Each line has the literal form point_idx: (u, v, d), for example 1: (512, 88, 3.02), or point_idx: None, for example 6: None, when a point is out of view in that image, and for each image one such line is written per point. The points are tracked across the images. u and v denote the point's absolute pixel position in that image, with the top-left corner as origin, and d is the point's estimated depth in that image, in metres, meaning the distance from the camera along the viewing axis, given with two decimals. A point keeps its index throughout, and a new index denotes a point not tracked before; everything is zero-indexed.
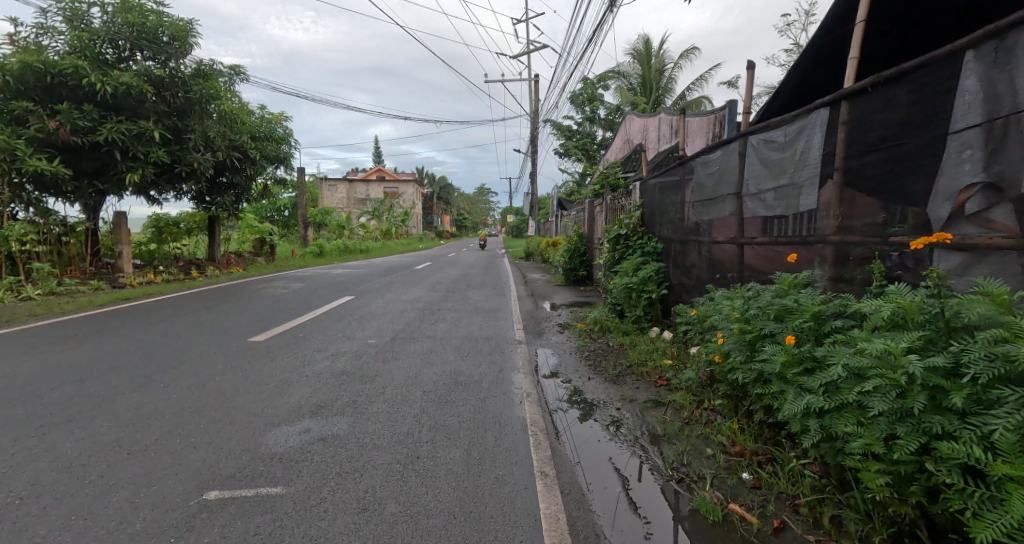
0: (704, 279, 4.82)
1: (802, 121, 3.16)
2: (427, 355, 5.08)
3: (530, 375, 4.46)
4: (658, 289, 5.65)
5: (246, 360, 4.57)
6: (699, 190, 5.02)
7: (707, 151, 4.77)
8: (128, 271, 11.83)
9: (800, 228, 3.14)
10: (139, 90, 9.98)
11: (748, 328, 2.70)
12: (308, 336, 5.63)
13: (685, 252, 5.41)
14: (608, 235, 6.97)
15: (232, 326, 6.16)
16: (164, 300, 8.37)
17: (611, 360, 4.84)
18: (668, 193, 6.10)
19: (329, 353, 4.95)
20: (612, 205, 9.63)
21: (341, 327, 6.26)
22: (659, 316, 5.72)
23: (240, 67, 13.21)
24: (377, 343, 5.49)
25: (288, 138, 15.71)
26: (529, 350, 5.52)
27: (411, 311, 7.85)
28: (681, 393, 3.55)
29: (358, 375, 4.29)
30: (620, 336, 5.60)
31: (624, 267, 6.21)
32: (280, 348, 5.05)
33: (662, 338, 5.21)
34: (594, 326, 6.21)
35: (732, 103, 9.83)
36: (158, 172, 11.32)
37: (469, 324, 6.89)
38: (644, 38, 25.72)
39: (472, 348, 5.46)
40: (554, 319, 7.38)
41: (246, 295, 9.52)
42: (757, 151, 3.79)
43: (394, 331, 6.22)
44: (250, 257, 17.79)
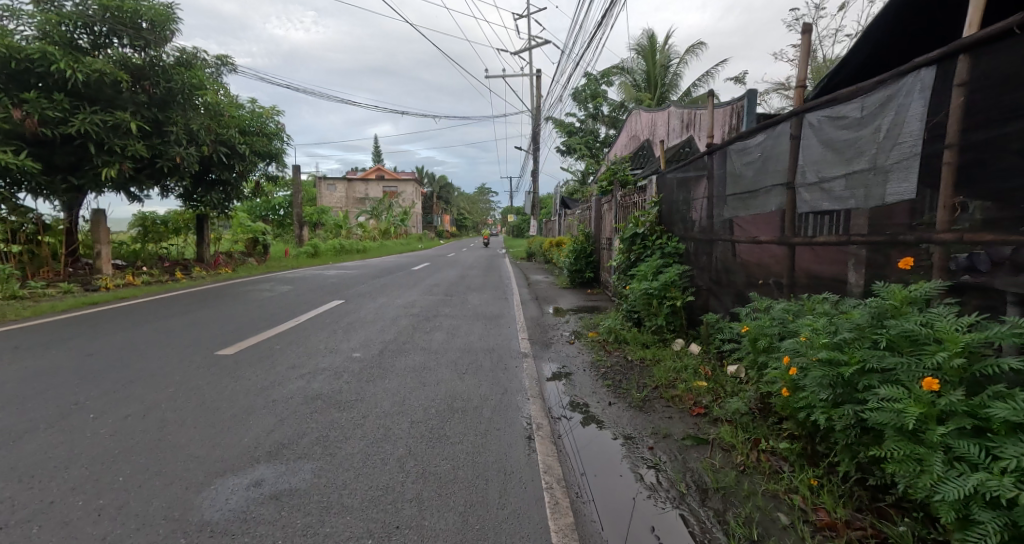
0: (742, 286, 4.17)
1: (889, 87, 2.49)
2: (419, 372, 4.41)
3: (536, 398, 3.77)
4: (683, 296, 5.00)
5: (205, 379, 3.90)
6: (733, 183, 4.35)
7: (743, 137, 4.09)
8: (107, 272, 11.16)
9: (889, 225, 2.48)
10: (114, 78, 9.37)
11: (842, 358, 2.02)
12: (285, 349, 4.96)
13: (714, 254, 4.75)
14: (623, 235, 6.30)
15: (203, 335, 5.52)
16: (136, 305, 7.70)
17: (630, 379, 4.17)
18: (689, 186, 5.42)
19: (307, 371, 4.28)
20: (622, 202, 8.98)
21: (325, 338, 5.59)
22: (684, 326, 5.06)
23: (227, 57, 12.57)
24: (363, 358, 4.82)
25: (281, 133, 15.05)
26: (536, 365, 4.85)
27: (404, 317, 7.18)
28: (725, 427, 2.90)
29: (335, 399, 3.61)
30: (641, 350, 4.94)
31: (642, 271, 5.54)
32: (251, 364, 4.39)
33: (691, 352, 4.55)
34: (609, 338, 5.55)
35: (752, 92, 9.19)
36: (137, 167, 10.66)
37: (469, 333, 6.21)
38: (649, 33, 25.08)
39: (472, 363, 4.79)
40: (562, 327, 6.70)
41: (230, 298, 8.88)
42: (818, 132, 3.10)
43: (384, 342, 5.54)
44: (241, 257, 17.12)
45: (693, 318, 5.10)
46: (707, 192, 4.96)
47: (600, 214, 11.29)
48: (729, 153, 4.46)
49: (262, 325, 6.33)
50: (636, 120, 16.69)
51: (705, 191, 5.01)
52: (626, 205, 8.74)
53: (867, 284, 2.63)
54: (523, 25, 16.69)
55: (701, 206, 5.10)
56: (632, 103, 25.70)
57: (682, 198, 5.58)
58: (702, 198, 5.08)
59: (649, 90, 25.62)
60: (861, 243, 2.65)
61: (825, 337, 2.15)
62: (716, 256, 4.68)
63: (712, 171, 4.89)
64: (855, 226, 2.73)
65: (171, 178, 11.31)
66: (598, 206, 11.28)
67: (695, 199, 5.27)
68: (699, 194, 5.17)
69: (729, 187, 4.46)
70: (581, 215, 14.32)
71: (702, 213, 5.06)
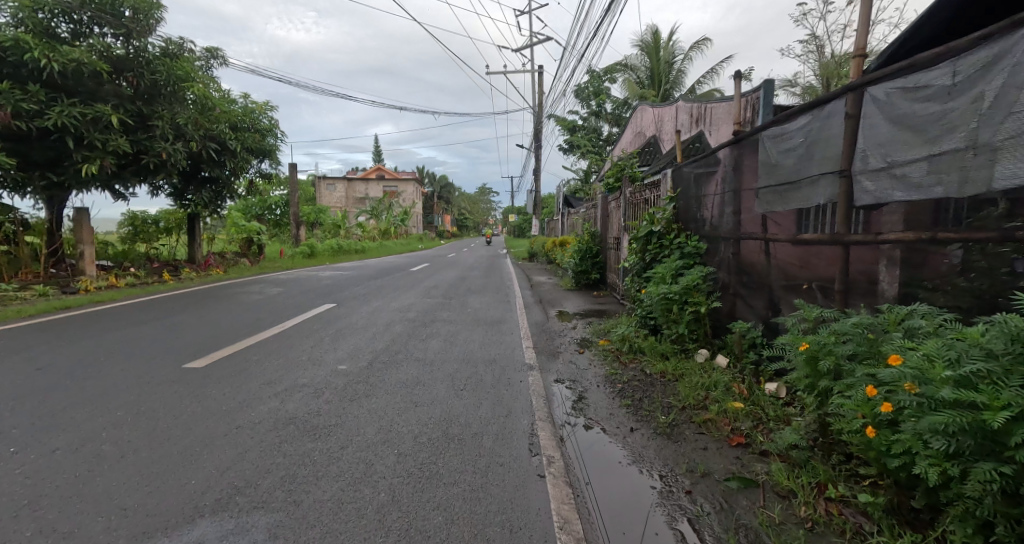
0: (781, 291, 3.65)
1: (996, 43, 2.00)
2: (413, 389, 3.90)
3: (546, 422, 3.26)
4: (707, 301, 4.49)
5: (166, 398, 3.40)
6: (767, 174, 3.84)
7: (781, 120, 3.58)
8: (90, 274, 10.61)
9: (1000, 217, 2.02)
10: (94, 68, 8.90)
11: (979, 399, 1.53)
12: (263, 360, 4.46)
13: (743, 253, 4.24)
14: (636, 234, 5.77)
15: (176, 343, 5.02)
16: (114, 308, 7.23)
17: (652, 396, 3.66)
18: (712, 179, 4.91)
19: (285, 387, 3.78)
20: (631, 199, 8.48)
21: (311, 347, 5.08)
22: (709, 334, 4.54)
23: (217, 49, 12.09)
24: (349, 371, 4.32)
25: (275, 130, 14.57)
26: (543, 379, 4.33)
27: (399, 322, 6.68)
28: (775, 463, 2.40)
29: (310, 424, 3.10)
30: (662, 362, 4.42)
31: (660, 274, 5.03)
32: (222, 378, 3.89)
33: (719, 366, 4.04)
34: (624, 348, 5.03)
35: (769, 83, 8.71)
36: (121, 162, 10.18)
37: (468, 341, 5.69)
38: (653, 29, 24.60)
39: (471, 377, 4.28)
40: (570, 333, 6.19)
41: (216, 301, 8.40)
42: (885, 108, 2.59)
43: (375, 352, 5.04)
44: (234, 258, 16.64)
45: (719, 325, 4.58)
46: (733, 186, 4.46)
47: (605, 212, 10.78)
48: (762, 141, 3.94)
49: (244, 331, 5.84)
50: (641, 115, 16.20)
51: (731, 184, 4.51)
52: (636, 202, 8.25)
53: (975, 290, 2.15)
54: (525, 18, 16.21)
55: (725, 199, 4.59)
56: (636, 100, 25.22)
57: (704, 193, 5.08)
58: (726, 192, 4.58)
59: (653, 87, 25.14)
60: (959, 239, 2.17)
61: (942, 368, 1.67)
62: (746, 256, 4.17)
63: (739, 162, 4.37)
64: (893, 223, 2.57)
65: (157, 176, 10.81)
66: (603, 204, 10.77)
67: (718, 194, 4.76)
68: (723, 188, 4.66)
69: (762, 179, 3.94)
70: (584, 213, 13.81)
71: (727, 209, 4.55)
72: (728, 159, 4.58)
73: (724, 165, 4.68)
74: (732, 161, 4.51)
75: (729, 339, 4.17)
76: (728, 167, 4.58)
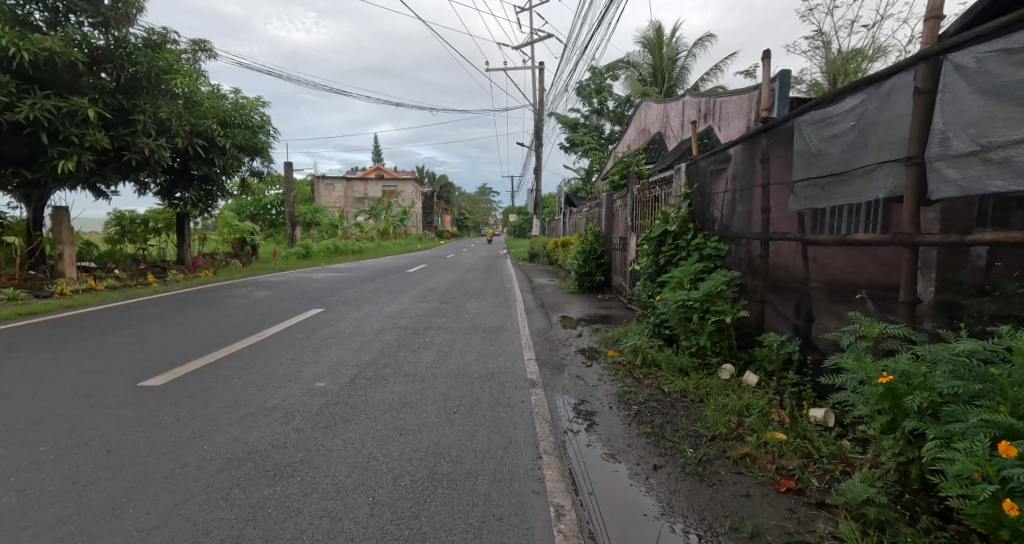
0: (824, 301, 3.16)
1: None
2: (399, 413, 3.40)
3: (554, 457, 2.76)
4: (732, 309, 3.98)
5: (106, 427, 2.90)
6: (806, 165, 3.35)
7: (824, 101, 3.09)
8: (70, 276, 10.13)
9: None
10: (70, 59, 8.46)
11: None
12: (232, 376, 3.97)
13: (775, 255, 3.75)
14: (649, 235, 5.27)
15: (140, 355, 4.52)
16: (85, 313, 6.75)
17: (675, 422, 3.16)
18: (735, 173, 4.42)
19: (250, 411, 3.28)
20: (639, 197, 8.01)
21: (290, 360, 4.57)
22: (735, 348, 4.01)
23: (204, 42, 11.66)
24: (328, 389, 3.83)
25: (266, 127, 14.10)
26: (548, 398, 3.81)
27: (391, 330, 6.17)
28: (845, 522, 1.92)
29: (272, 462, 2.61)
30: (682, 379, 3.91)
31: (677, 279, 4.52)
32: (179, 400, 3.38)
33: (749, 385, 3.54)
34: (637, 362, 4.53)
35: (784, 74, 8.26)
36: (101, 158, 9.71)
37: (464, 352, 5.19)
38: (655, 25, 24.12)
39: (468, 396, 3.77)
40: (576, 343, 5.70)
41: (199, 305, 7.92)
42: (978, 79, 2.12)
43: (360, 366, 4.54)
44: (226, 258, 16.15)
45: (746, 337, 4.07)
46: (762, 178, 3.96)
47: (610, 212, 10.27)
48: (799, 128, 3.45)
49: (220, 340, 5.34)
50: (645, 112, 15.71)
51: (758, 177, 4.01)
52: (645, 201, 7.75)
53: None
54: (524, 13, 15.78)
55: (752, 195, 4.10)
56: (638, 98, 24.76)
57: (725, 189, 4.58)
58: (752, 187, 4.09)
59: (655, 84, 24.68)
60: None
61: None
62: (779, 260, 3.69)
63: (769, 153, 3.88)
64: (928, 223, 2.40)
65: (140, 173, 10.34)
66: (608, 203, 10.27)
67: (743, 189, 4.27)
68: (749, 183, 4.17)
69: (798, 171, 3.45)
70: (587, 213, 13.31)
71: (754, 206, 4.06)
72: (754, 150, 4.09)
73: (749, 156, 4.19)
74: (759, 152, 4.03)
75: (759, 354, 3.67)
76: (755, 158, 4.08)
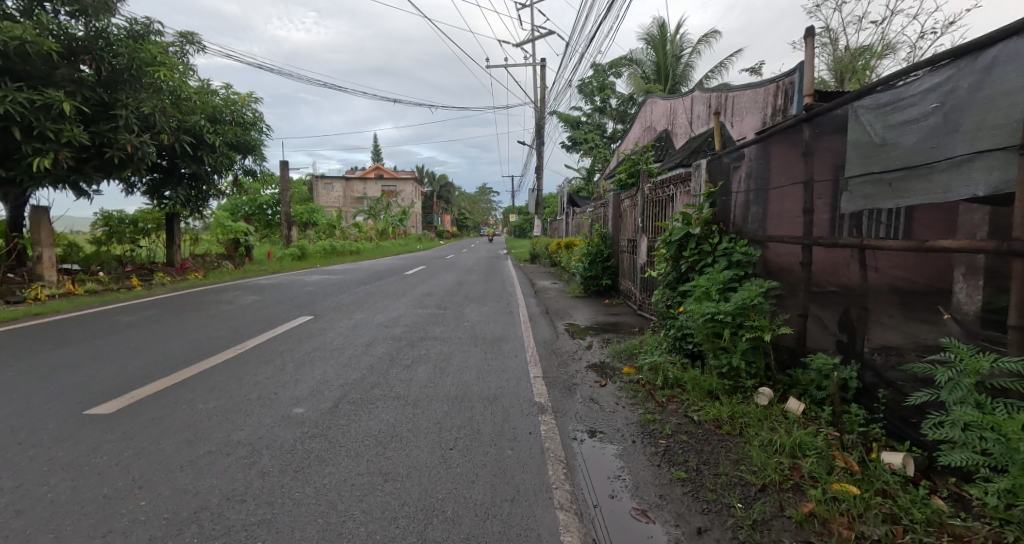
0: (887, 321, 2.68)
1: None
2: (385, 451, 2.88)
3: (572, 516, 2.26)
4: (771, 325, 3.47)
5: (25, 474, 2.39)
6: (865, 157, 2.84)
7: (892, 80, 2.59)
8: (51, 280, 9.66)
9: None
10: (46, 50, 7.99)
11: None
12: (197, 401, 3.47)
13: (822, 263, 3.25)
14: (666, 239, 4.77)
15: (96, 373, 4.01)
16: (53, 321, 6.25)
17: (715, 465, 2.65)
18: (770, 168, 3.92)
19: (207, 449, 2.76)
20: (650, 196, 7.53)
21: (265, 380, 4.06)
22: (773, 369, 3.51)
23: (191, 34, 11.22)
24: (306, 417, 3.33)
25: (260, 123, 13.64)
26: (560, 428, 3.31)
27: (383, 341, 5.66)
28: None
29: (223, 523, 2.10)
30: (713, 406, 3.41)
31: (704, 289, 4.01)
32: (125, 434, 2.87)
33: (795, 415, 3.04)
34: (657, 382, 4.02)
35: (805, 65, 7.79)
36: (80, 155, 9.21)
37: (463, 368, 4.68)
38: (659, 21, 23.67)
39: (466, 428, 3.25)
40: (585, 357, 5.20)
41: (180, 311, 7.42)
42: None
43: (345, 387, 4.02)
44: (219, 260, 15.68)
45: (787, 357, 3.57)
46: (803, 173, 3.46)
47: (617, 213, 9.76)
48: (854, 113, 2.94)
49: (193, 354, 4.83)
50: (651, 109, 15.22)
51: (800, 172, 3.51)
52: (659, 201, 7.22)
53: None
54: (524, 7, 15.34)
55: (791, 192, 3.60)
56: (641, 96, 24.31)
57: (757, 186, 4.08)
58: (793, 183, 3.59)
59: (658, 82, 24.21)
60: None
61: None
62: (827, 269, 3.19)
63: (811, 144, 3.38)
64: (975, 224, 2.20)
65: (123, 172, 9.85)
66: (615, 204, 9.75)
67: (780, 186, 3.76)
68: (788, 179, 3.66)
69: (854, 164, 2.95)
70: (591, 214, 12.80)
71: (795, 206, 3.56)
72: (793, 140, 3.58)
73: (787, 148, 3.68)
74: (799, 142, 3.52)
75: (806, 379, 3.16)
76: (795, 150, 3.57)
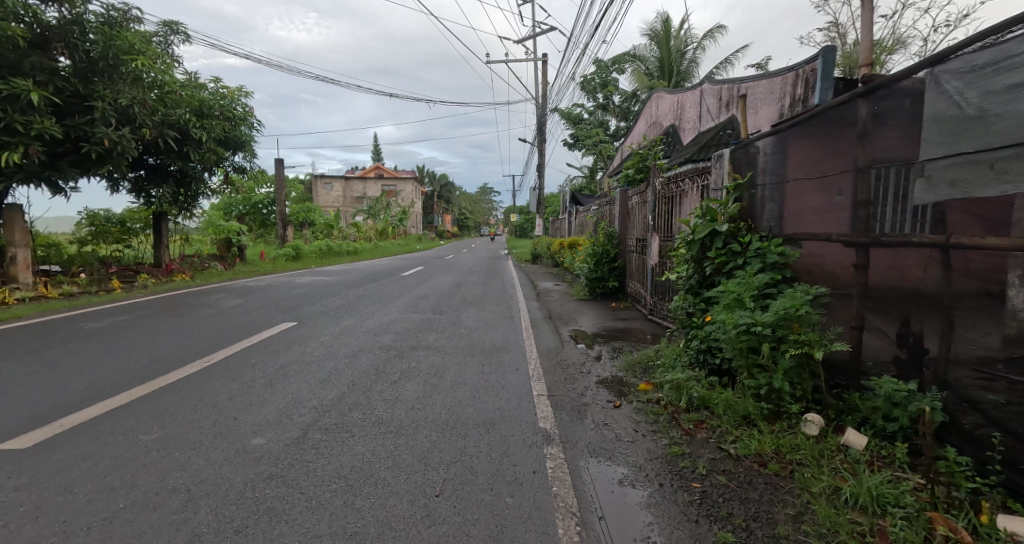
0: (988, 340, 2.14)
1: None
2: (354, 499, 2.34)
3: None
4: (821, 339, 2.90)
5: None
6: (954, 135, 2.30)
7: (1000, 33, 2.05)
8: (26, 282, 9.07)
9: None
10: (14, 36, 7.48)
11: None
12: (136, 430, 2.93)
13: (885, 264, 2.71)
14: (687, 238, 4.21)
15: (31, 395, 3.49)
16: (9, 329, 5.70)
17: (770, 523, 2.10)
18: (809, 155, 3.41)
19: (130, 500, 2.23)
20: (661, 192, 6.99)
21: (226, 401, 3.51)
22: (822, 390, 2.95)
23: (176, 23, 10.71)
24: (265, 451, 2.79)
25: (251, 118, 13.12)
26: (571, 464, 2.76)
27: (369, 352, 5.10)
28: None
29: None
30: (752, 437, 2.86)
31: (735, 295, 3.44)
32: (34, 480, 2.34)
33: (860, 453, 2.49)
34: (682, 404, 3.47)
35: (828, 50, 7.24)
36: (54, 149, 8.79)
37: (457, 385, 4.13)
38: (663, 16, 23.14)
39: (456, 466, 2.69)
40: (595, 370, 4.64)
41: (155, 316, 6.88)
42: None
43: (318, 410, 3.47)
44: (210, 260, 15.15)
45: (837, 375, 3.00)
46: (854, 159, 2.95)
47: (625, 211, 9.18)
48: (935, 81, 2.40)
49: (153, 368, 4.30)
50: (657, 104, 14.64)
51: (848, 159, 3.00)
52: (673, 197, 6.64)
53: None
54: None
55: (835, 182, 3.11)
56: (644, 92, 23.76)
57: (792, 178, 3.57)
58: (839, 171, 3.08)
59: (662, 78, 23.65)
60: None
61: None
62: (893, 272, 2.64)
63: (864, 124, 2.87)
64: None
65: (101, 168, 9.36)
66: (622, 201, 9.17)
67: (821, 176, 3.26)
68: (832, 166, 3.15)
69: (933, 145, 2.40)
70: (596, 212, 12.22)
71: (840, 198, 3.06)
72: (840, 120, 3.06)
73: (831, 132, 3.15)
74: (847, 122, 3.00)
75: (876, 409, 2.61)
76: (841, 133, 3.06)
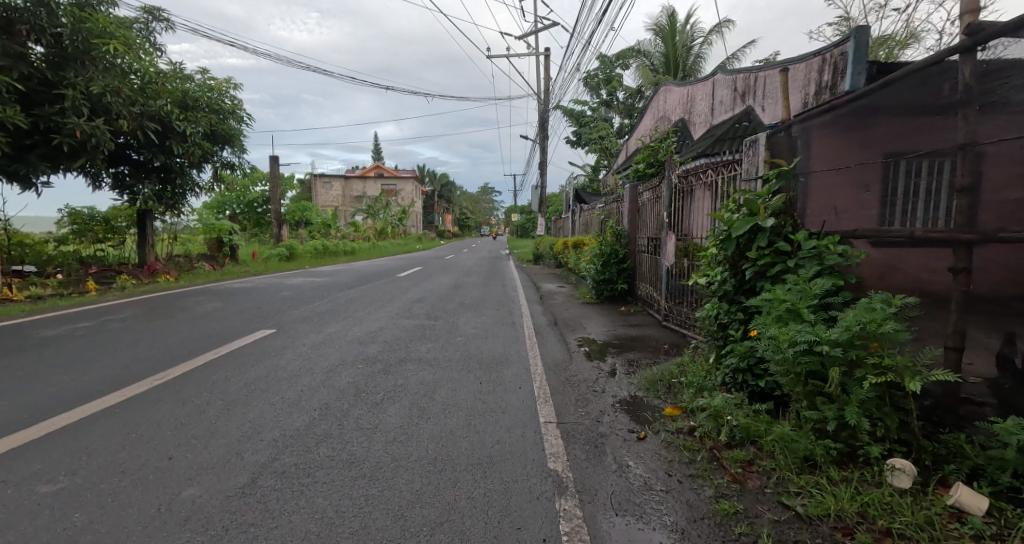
0: None
1: None
2: None
3: None
4: (912, 364, 2.27)
5: None
6: None
7: None
8: None
9: None
10: None
11: None
12: (38, 477, 2.33)
13: (999, 266, 2.15)
14: (721, 235, 3.57)
15: None
16: None
17: None
18: (841, 140, 3.08)
19: None
20: (678, 186, 6.35)
21: (168, 433, 2.89)
22: (912, 430, 2.28)
23: (158, 10, 10.11)
24: (196, 508, 2.17)
25: (240, 112, 12.53)
26: (592, 527, 2.13)
27: (352, 367, 4.47)
28: None
29: None
30: (824, 490, 2.23)
31: (789, 306, 2.81)
32: None
33: (984, 524, 1.86)
34: (722, 438, 2.84)
35: (861, 32, 6.63)
36: (21, 142, 8.21)
37: (450, 408, 3.52)
38: (669, 10, 22.54)
39: (443, 531, 2.07)
40: (610, 389, 4.01)
41: (121, 322, 6.26)
42: None
43: (279, 444, 2.85)
44: (199, 261, 14.56)
45: (932, 410, 2.33)
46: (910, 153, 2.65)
47: (635, 207, 8.54)
48: None
49: (96, 388, 3.69)
50: (665, 97, 14.00)
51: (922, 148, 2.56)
52: (692, 191, 6.01)
53: None
54: None
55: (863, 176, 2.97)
56: (649, 89, 23.12)
57: (821, 169, 3.23)
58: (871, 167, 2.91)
59: (667, 74, 23.00)
60: None
61: None
62: (1021, 276, 2.06)
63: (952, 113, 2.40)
64: None
65: (75, 161, 8.83)
66: (631, 197, 8.53)
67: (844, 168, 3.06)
68: (868, 160, 2.91)
69: None
70: (602, 208, 11.56)
71: (868, 194, 3.00)
72: (905, 107, 2.62)
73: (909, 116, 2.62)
74: (913, 113, 2.59)
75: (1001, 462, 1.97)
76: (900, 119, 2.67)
